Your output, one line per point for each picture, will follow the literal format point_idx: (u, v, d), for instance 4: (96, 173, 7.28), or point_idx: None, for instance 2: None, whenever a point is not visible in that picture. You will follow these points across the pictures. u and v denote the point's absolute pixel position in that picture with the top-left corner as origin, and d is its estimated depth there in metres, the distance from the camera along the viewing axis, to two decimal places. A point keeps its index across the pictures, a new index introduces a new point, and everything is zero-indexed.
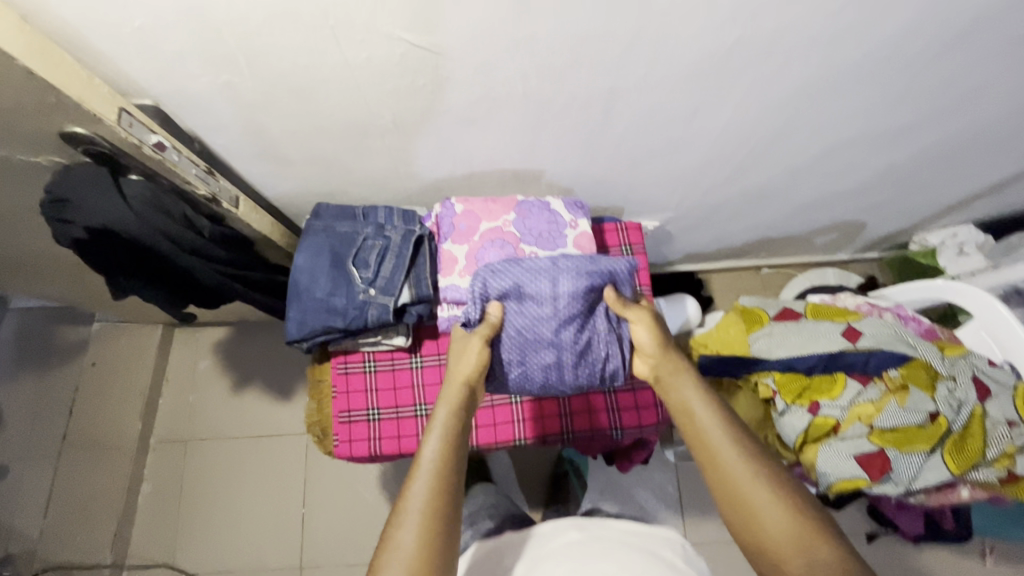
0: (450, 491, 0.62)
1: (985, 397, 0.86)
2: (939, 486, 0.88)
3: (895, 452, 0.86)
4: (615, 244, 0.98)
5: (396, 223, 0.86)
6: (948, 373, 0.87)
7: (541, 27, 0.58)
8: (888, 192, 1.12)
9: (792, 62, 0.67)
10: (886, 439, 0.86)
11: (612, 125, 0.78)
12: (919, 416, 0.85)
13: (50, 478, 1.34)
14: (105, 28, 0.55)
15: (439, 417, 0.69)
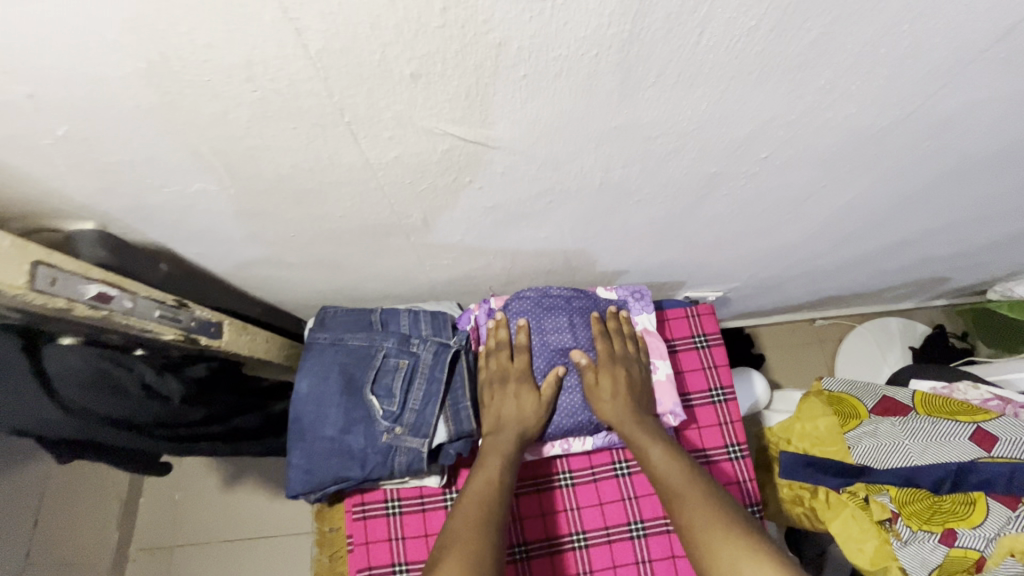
0: (492, 509, 0.59)
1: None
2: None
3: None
4: (685, 335, 0.81)
5: (425, 334, 0.68)
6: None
7: (646, 113, 0.41)
8: (992, 253, 0.95)
9: (960, 138, 0.50)
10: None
11: (702, 210, 0.61)
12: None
13: None
14: (14, 141, 0.37)
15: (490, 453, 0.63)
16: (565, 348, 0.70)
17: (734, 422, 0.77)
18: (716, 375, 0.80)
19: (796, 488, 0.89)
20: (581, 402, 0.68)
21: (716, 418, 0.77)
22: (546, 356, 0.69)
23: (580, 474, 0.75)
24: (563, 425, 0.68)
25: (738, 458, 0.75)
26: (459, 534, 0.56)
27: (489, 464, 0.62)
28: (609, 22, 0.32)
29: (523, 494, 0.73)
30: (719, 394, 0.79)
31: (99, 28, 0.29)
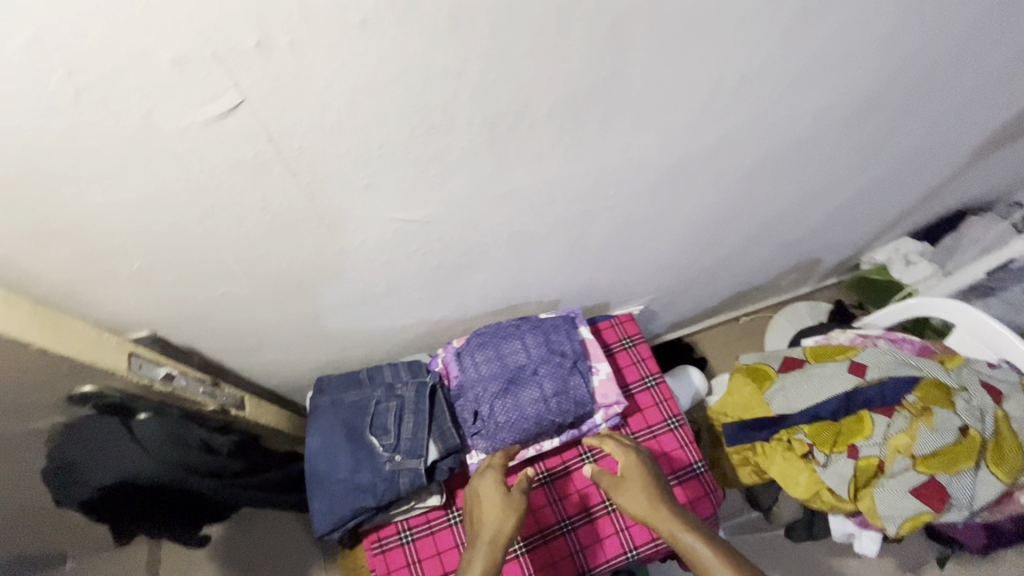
0: None
1: (1000, 397, 0.89)
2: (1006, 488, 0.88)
3: (945, 474, 0.87)
4: (615, 340, 1.00)
5: (405, 378, 0.84)
6: (957, 385, 0.91)
7: (518, 183, 0.63)
8: (833, 230, 1.22)
9: (737, 157, 0.75)
10: (932, 466, 0.87)
11: (591, 239, 0.83)
12: (951, 432, 0.87)
13: None
14: (103, 277, 0.55)
15: (479, 548, 0.70)
16: (521, 364, 0.84)
17: (667, 399, 0.94)
18: (646, 366, 0.97)
19: (741, 451, 1.05)
20: (543, 407, 0.82)
21: (653, 399, 0.94)
22: (507, 374, 0.83)
23: (554, 471, 0.89)
24: (533, 429, 0.81)
25: (676, 427, 0.91)
26: None
27: (474, 562, 0.69)
28: (476, 134, 0.54)
29: None
30: (651, 379, 0.96)
31: (175, 194, 0.49)
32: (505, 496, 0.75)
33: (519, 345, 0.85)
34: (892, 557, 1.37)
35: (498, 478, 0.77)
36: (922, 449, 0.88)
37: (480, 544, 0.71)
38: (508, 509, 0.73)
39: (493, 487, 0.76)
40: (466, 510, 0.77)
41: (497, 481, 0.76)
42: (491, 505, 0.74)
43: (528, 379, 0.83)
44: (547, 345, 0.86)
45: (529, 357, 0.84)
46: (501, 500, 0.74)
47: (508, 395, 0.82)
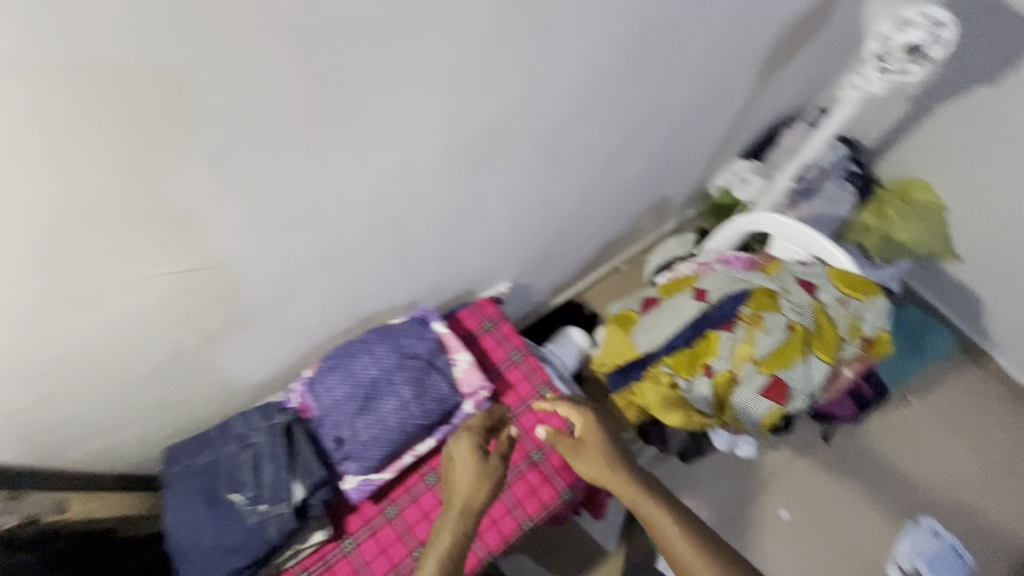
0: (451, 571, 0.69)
1: (813, 291, 0.98)
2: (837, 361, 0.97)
3: (784, 368, 0.96)
4: (477, 325, 1.01)
5: (258, 424, 0.80)
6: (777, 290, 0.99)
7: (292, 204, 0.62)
8: (665, 169, 1.29)
9: (521, 124, 0.76)
10: (772, 365, 0.95)
11: (412, 237, 0.82)
12: (781, 331, 0.96)
13: None
14: None
15: (449, 519, 0.73)
16: (374, 378, 0.82)
17: (535, 369, 0.98)
18: (510, 342, 0.99)
19: (623, 394, 1.13)
20: (406, 414, 0.82)
21: (523, 374, 0.97)
22: (362, 391, 0.82)
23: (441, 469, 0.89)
24: (401, 438, 0.81)
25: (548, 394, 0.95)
26: None
27: (444, 536, 0.72)
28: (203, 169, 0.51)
29: (396, 515, 0.85)
30: (518, 355, 0.98)
31: None
32: (482, 466, 0.77)
33: (370, 358, 0.83)
34: (788, 444, 1.52)
35: (472, 447, 0.79)
36: (761, 353, 0.96)
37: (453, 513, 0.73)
38: (482, 479, 0.76)
39: (469, 455, 0.78)
40: (442, 472, 0.80)
41: (474, 450, 0.78)
42: (468, 471, 0.76)
43: (385, 390, 0.82)
44: (398, 350, 0.85)
45: (382, 368, 0.83)
46: (478, 467, 0.77)
47: (368, 411, 0.81)
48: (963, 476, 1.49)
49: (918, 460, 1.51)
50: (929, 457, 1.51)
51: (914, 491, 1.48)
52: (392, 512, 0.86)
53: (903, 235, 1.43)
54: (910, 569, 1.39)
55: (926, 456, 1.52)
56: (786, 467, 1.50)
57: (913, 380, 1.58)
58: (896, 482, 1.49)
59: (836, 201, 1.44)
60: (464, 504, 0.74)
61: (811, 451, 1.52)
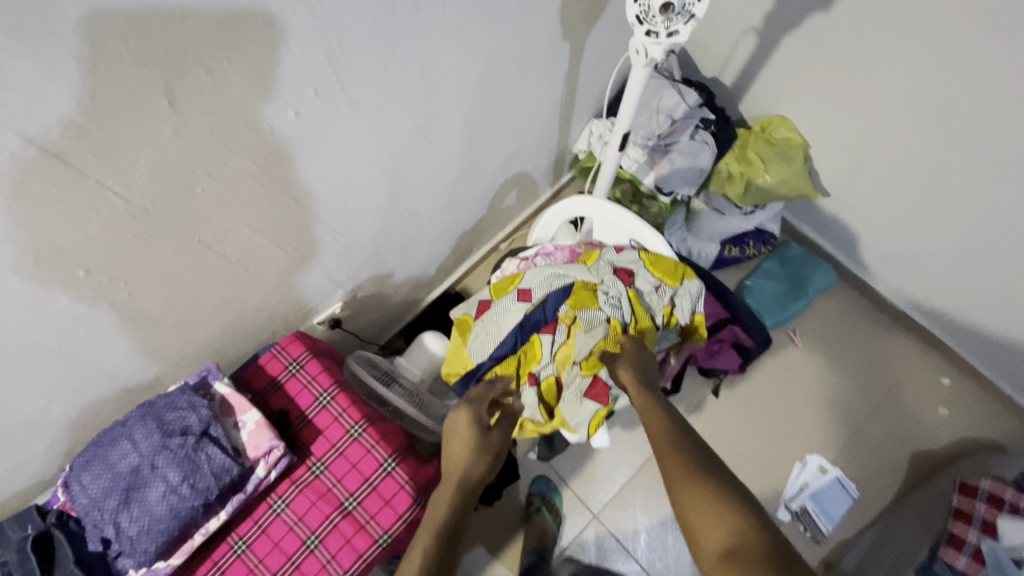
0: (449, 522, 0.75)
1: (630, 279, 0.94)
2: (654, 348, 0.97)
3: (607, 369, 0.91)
4: (281, 369, 0.92)
5: (10, 538, 0.73)
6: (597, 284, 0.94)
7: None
8: (495, 151, 1.18)
9: (223, 170, 0.66)
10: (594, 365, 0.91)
11: (144, 308, 0.73)
12: (601, 326, 0.91)
13: None
14: None
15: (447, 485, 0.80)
16: (135, 465, 0.75)
17: (346, 408, 0.90)
18: (318, 383, 0.92)
19: None
20: (175, 499, 0.75)
21: (332, 415, 0.90)
22: (122, 483, 0.74)
23: (246, 535, 0.83)
24: (176, 524, 0.75)
25: (360, 433, 0.88)
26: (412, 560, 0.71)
27: (447, 491, 0.79)
28: None
29: None
30: (326, 396, 0.91)
31: None
32: (482, 439, 0.85)
33: (129, 444, 0.75)
34: (680, 405, 1.52)
35: (471, 421, 0.86)
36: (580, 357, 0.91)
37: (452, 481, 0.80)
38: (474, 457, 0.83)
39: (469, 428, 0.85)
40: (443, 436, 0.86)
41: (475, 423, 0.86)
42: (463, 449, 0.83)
43: (148, 478, 0.75)
44: (159, 429, 0.76)
45: (144, 453, 0.75)
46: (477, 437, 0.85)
47: (133, 503, 0.74)
48: (850, 410, 1.51)
49: (806, 400, 1.52)
50: (817, 395, 1.53)
51: (804, 431, 1.50)
52: None
53: (767, 177, 1.36)
54: (798, 508, 1.43)
55: (814, 395, 1.53)
56: None
57: (798, 321, 1.58)
58: (786, 425, 1.50)
59: (694, 152, 1.35)
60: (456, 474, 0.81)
61: (703, 408, 1.52)
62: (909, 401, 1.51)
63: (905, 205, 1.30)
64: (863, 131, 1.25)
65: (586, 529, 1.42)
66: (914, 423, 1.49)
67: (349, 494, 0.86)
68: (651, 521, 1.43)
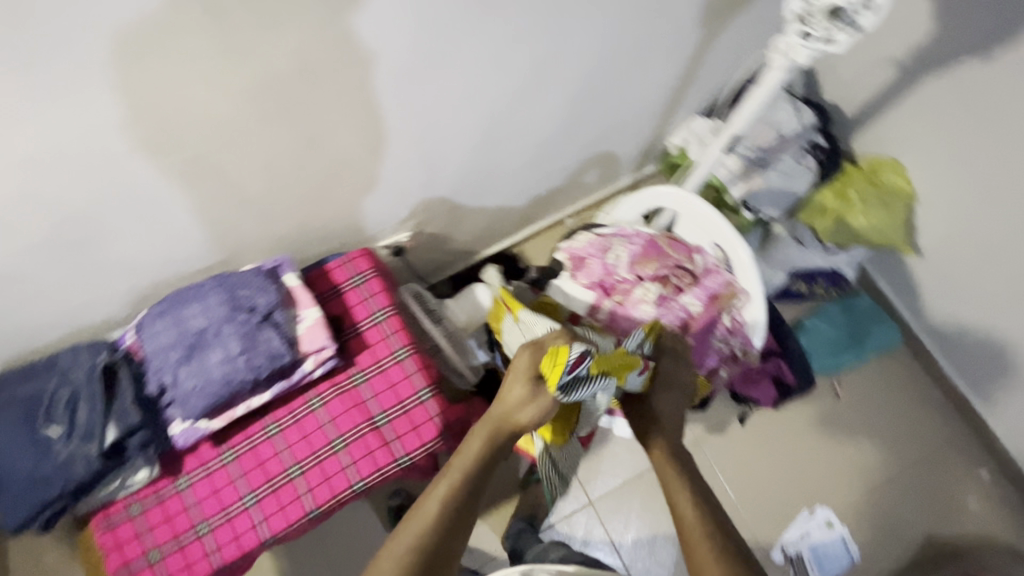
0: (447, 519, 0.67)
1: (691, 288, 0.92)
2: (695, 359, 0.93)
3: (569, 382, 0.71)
4: (344, 279, 0.96)
5: (81, 360, 0.79)
6: (656, 282, 0.93)
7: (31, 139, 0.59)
8: (592, 122, 1.17)
9: (346, 64, 0.68)
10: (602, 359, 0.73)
11: (240, 177, 0.78)
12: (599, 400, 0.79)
13: None
14: None
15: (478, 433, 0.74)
16: (202, 327, 0.80)
17: (396, 331, 0.93)
18: (375, 301, 0.94)
19: None
20: (231, 368, 0.79)
21: (381, 334, 0.93)
22: (187, 340, 0.79)
23: (280, 420, 0.88)
24: (225, 391, 0.80)
25: (404, 357, 0.91)
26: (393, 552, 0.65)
27: (477, 441, 0.73)
28: None
29: (228, 461, 0.86)
30: (380, 314, 0.94)
31: None
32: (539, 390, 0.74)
33: (201, 307, 0.80)
34: (702, 421, 1.51)
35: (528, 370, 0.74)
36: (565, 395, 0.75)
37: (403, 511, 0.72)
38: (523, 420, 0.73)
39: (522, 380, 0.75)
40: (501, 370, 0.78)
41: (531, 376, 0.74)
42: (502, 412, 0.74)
43: (210, 342, 0.79)
44: (229, 300, 0.81)
45: (212, 318, 0.80)
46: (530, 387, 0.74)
47: (192, 361, 0.79)
48: (874, 475, 1.46)
49: (831, 453, 1.48)
50: (845, 452, 1.48)
51: (821, 483, 1.46)
52: (221, 458, 0.86)
53: (860, 219, 1.30)
54: (794, 554, 1.41)
55: (841, 450, 1.49)
56: (695, 443, 1.49)
57: (846, 373, 1.53)
58: (804, 470, 1.47)
59: (791, 175, 1.30)
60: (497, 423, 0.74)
61: (724, 431, 1.50)
62: (940, 483, 1.45)
63: (996, 284, 1.22)
64: (976, 197, 1.17)
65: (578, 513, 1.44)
66: (938, 508, 1.44)
67: (381, 411, 0.89)
68: (644, 524, 1.44)
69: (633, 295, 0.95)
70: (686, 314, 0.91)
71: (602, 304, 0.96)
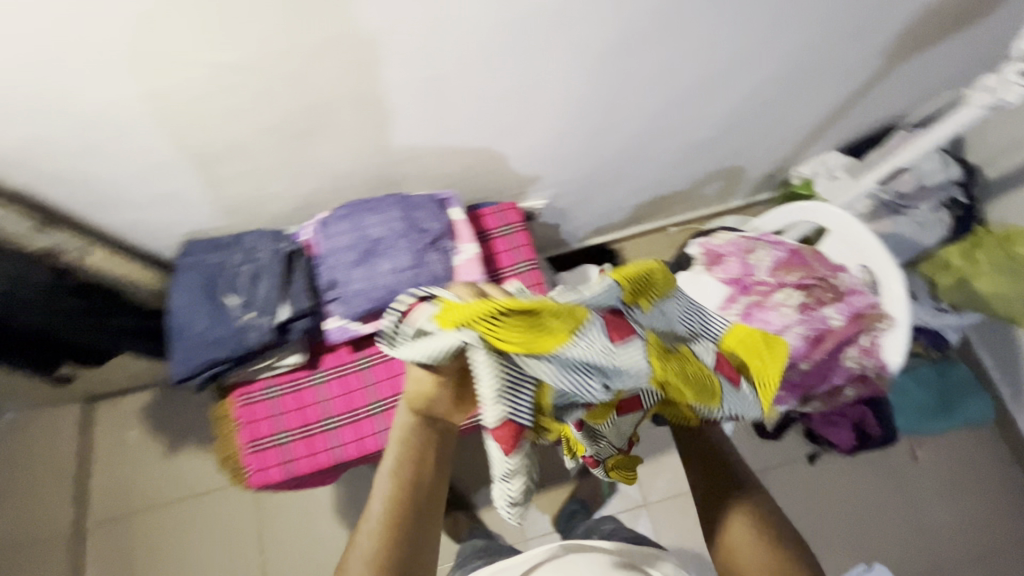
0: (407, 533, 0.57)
1: (833, 303, 0.92)
2: (821, 373, 0.93)
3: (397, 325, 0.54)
4: (494, 226, 1.00)
5: (266, 243, 0.86)
6: (798, 290, 0.94)
7: (324, 30, 0.61)
8: (744, 132, 1.19)
9: (592, 22, 0.73)
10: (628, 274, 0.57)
11: (449, 110, 0.82)
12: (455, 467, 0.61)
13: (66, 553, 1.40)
14: None
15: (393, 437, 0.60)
16: (380, 237, 0.85)
17: (536, 284, 0.97)
18: (520, 253, 0.99)
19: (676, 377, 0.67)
20: (398, 278, 0.84)
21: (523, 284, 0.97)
22: (364, 246, 0.85)
23: None
24: (386, 299, 0.85)
25: None
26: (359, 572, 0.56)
27: (400, 434, 0.60)
28: None
29: (364, 368, 0.91)
30: (523, 266, 0.98)
31: None
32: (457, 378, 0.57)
33: (381, 218, 0.86)
34: (771, 452, 1.50)
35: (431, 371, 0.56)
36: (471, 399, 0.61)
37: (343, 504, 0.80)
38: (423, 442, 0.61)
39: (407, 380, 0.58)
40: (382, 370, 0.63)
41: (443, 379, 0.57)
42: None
43: (384, 251, 0.85)
44: (407, 219, 0.87)
45: (391, 231, 0.86)
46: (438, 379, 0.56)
47: (364, 265, 0.85)
48: (941, 546, 1.42)
49: (899, 513, 1.45)
50: (914, 516, 1.45)
51: (884, 541, 1.43)
52: (358, 364, 0.91)
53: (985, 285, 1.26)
54: None
55: (909, 513, 1.45)
56: (761, 473, 1.48)
57: (927, 438, 1.50)
58: (868, 524, 1.45)
59: (924, 226, 1.30)
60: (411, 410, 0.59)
61: (792, 466, 1.49)
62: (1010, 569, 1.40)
63: None
64: None
65: (632, 514, 1.44)
66: None
67: None
68: (694, 539, 1.43)
69: (772, 297, 0.95)
70: (825, 327, 0.91)
71: (737, 300, 0.97)
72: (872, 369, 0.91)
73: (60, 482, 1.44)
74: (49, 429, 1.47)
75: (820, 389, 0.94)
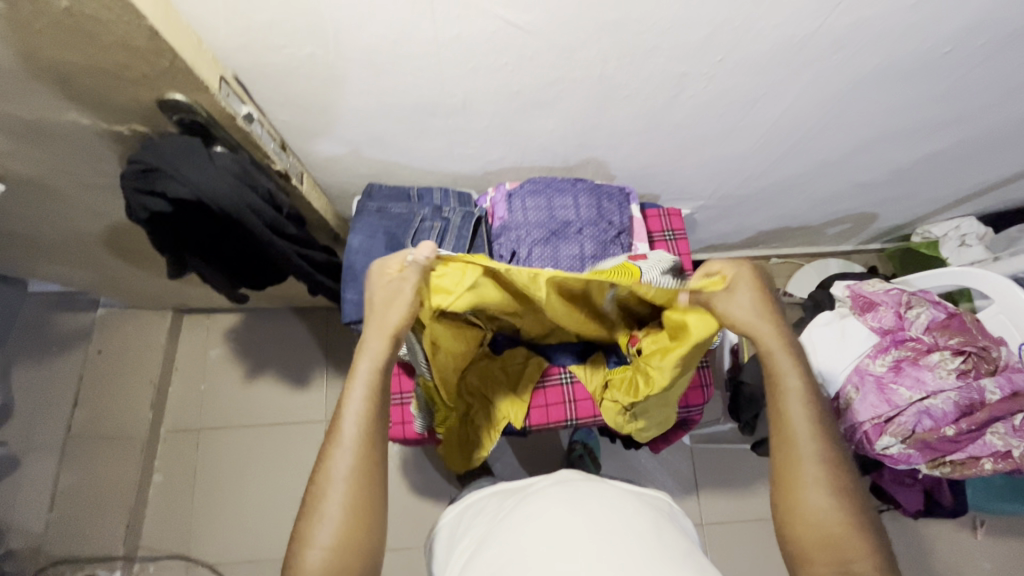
0: (372, 464, 0.61)
1: (990, 375, 0.91)
2: (962, 443, 0.91)
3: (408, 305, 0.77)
4: (658, 229, 0.98)
5: (454, 205, 0.87)
6: (957, 356, 0.92)
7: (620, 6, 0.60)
8: (906, 182, 1.17)
9: (861, 53, 0.70)
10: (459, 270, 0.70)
11: (673, 110, 0.80)
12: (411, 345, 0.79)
13: (137, 458, 1.42)
14: (229, 13, 0.57)
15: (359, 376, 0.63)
16: (568, 220, 0.84)
17: None
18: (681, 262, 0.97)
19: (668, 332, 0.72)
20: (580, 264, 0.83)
21: None
22: (551, 225, 0.84)
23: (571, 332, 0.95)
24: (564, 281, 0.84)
25: None
26: (331, 503, 0.59)
27: (370, 351, 0.63)
28: None
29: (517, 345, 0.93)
30: None
31: None
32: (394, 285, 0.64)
33: (571, 201, 0.85)
34: None
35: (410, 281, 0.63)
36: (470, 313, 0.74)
37: (353, 408, 0.62)
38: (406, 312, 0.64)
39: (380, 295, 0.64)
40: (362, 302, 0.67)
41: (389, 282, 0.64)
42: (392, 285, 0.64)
43: (569, 234, 0.84)
44: (595, 206, 0.86)
45: (579, 215, 0.85)
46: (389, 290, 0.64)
47: (548, 245, 0.84)
48: None
49: None
50: None
51: None
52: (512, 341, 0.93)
53: None
54: None
55: None
56: None
57: (993, 516, 1.50)
58: None
59: None
60: (382, 333, 0.63)
61: None
62: None
63: None
64: None
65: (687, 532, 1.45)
66: None
67: None
68: None
69: (927, 357, 0.93)
70: (980, 398, 0.91)
71: (888, 352, 0.95)
72: (1018, 449, 0.89)
73: (139, 388, 1.46)
74: (137, 334, 1.49)
75: (954, 456, 0.93)
